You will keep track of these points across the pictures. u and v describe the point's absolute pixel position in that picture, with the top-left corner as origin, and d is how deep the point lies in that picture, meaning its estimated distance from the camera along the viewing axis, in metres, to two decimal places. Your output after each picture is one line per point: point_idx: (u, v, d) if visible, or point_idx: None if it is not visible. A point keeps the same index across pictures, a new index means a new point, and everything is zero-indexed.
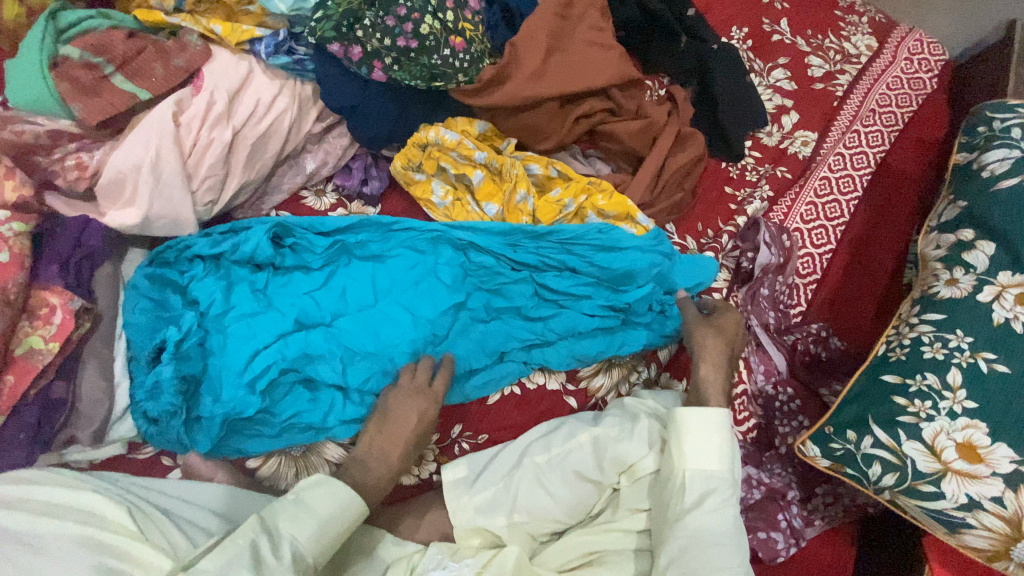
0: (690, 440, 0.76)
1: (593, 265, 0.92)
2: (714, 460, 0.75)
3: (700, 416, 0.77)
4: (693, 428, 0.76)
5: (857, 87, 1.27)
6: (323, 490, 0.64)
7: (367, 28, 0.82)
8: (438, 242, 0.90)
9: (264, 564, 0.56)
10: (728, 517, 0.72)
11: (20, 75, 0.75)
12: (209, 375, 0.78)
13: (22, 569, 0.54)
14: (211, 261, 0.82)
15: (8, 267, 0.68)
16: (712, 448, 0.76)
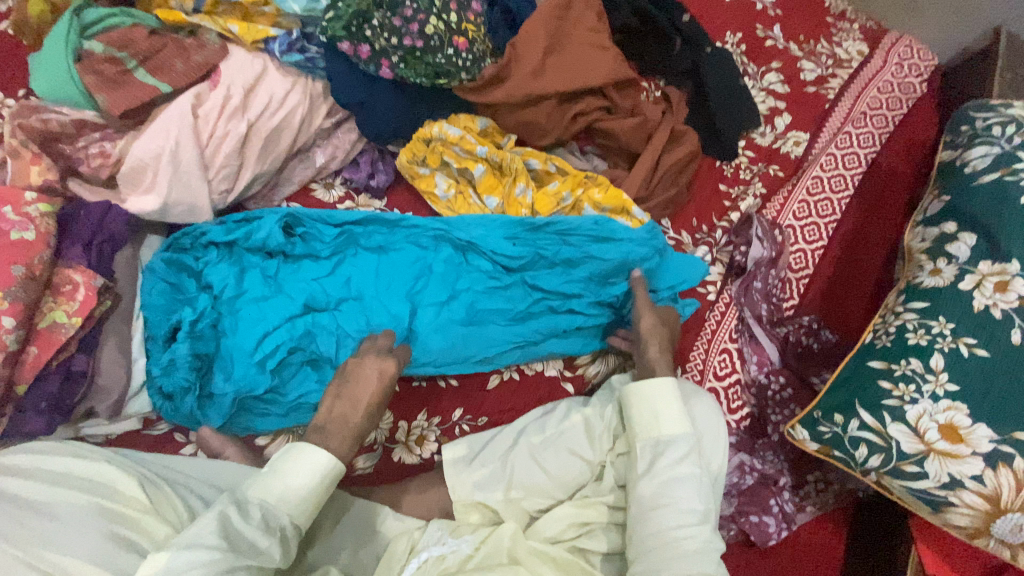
0: (641, 409, 0.81)
1: (589, 256, 0.95)
2: (669, 426, 0.79)
3: (651, 385, 0.81)
4: (646, 397, 0.81)
5: (848, 91, 1.31)
6: (288, 456, 0.63)
7: (376, 28, 0.87)
8: (440, 237, 0.94)
9: (233, 529, 0.56)
10: (685, 478, 0.75)
11: (47, 68, 0.80)
12: (222, 354, 0.81)
13: (39, 539, 0.54)
14: (225, 248, 0.86)
15: (36, 244, 0.71)
16: (665, 414, 0.80)
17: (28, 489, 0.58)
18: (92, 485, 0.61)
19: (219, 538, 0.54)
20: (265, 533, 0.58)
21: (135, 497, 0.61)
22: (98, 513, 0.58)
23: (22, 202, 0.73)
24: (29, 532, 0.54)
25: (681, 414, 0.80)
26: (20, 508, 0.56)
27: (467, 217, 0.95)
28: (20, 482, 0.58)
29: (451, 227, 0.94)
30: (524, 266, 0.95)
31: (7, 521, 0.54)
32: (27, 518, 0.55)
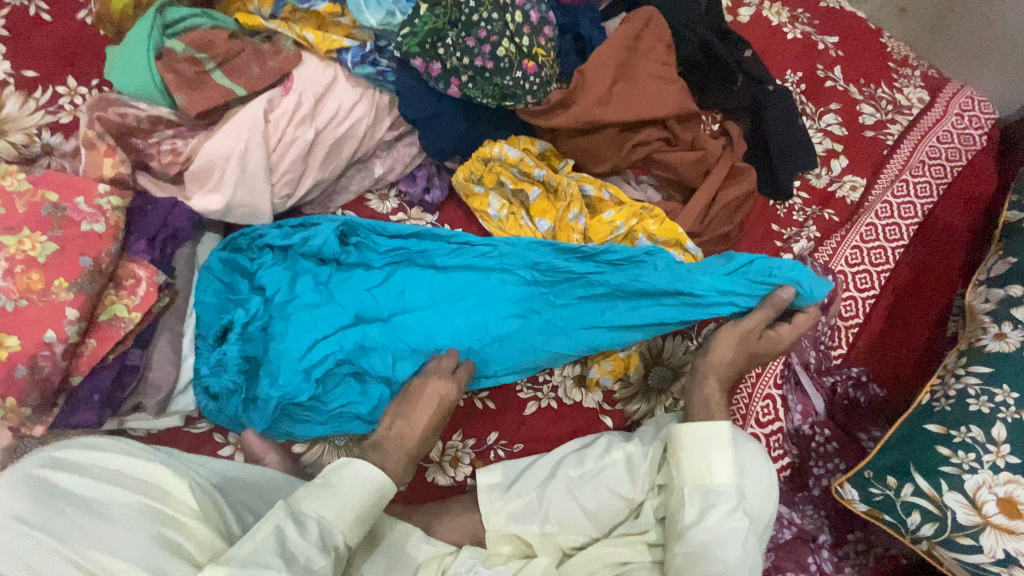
0: (695, 452, 0.78)
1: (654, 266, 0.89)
2: (721, 475, 0.76)
3: (706, 428, 0.79)
4: (701, 440, 0.78)
5: (907, 138, 1.28)
6: (341, 471, 0.66)
7: (449, 46, 0.87)
8: (493, 257, 0.91)
9: (291, 547, 0.57)
10: (733, 532, 0.72)
11: (127, 63, 0.82)
12: (269, 358, 0.82)
13: (89, 533, 0.55)
14: (280, 252, 0.87)
15: (103, 238, 0.72)
16: (716, 461, 0.77)
17: (82, 485, 0.59)
18: (142, 486, 0.62)
19: (279, 558, 0.55)
20: (322, 551, 0.59)
21: (186, 501, 0.62)
22: (148, 514, 0.59)
23: (94, 193, 0.74)
24: (81, 530, 0.55)
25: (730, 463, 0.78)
26: (74, 505, 0.57)
27: (513, 241, 0.92)
28: (74, 478, 0.59)
29: (494, 251, 0.91)
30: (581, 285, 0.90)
31: (59, 518, 0.55)
32: (80, 516, 0.56)
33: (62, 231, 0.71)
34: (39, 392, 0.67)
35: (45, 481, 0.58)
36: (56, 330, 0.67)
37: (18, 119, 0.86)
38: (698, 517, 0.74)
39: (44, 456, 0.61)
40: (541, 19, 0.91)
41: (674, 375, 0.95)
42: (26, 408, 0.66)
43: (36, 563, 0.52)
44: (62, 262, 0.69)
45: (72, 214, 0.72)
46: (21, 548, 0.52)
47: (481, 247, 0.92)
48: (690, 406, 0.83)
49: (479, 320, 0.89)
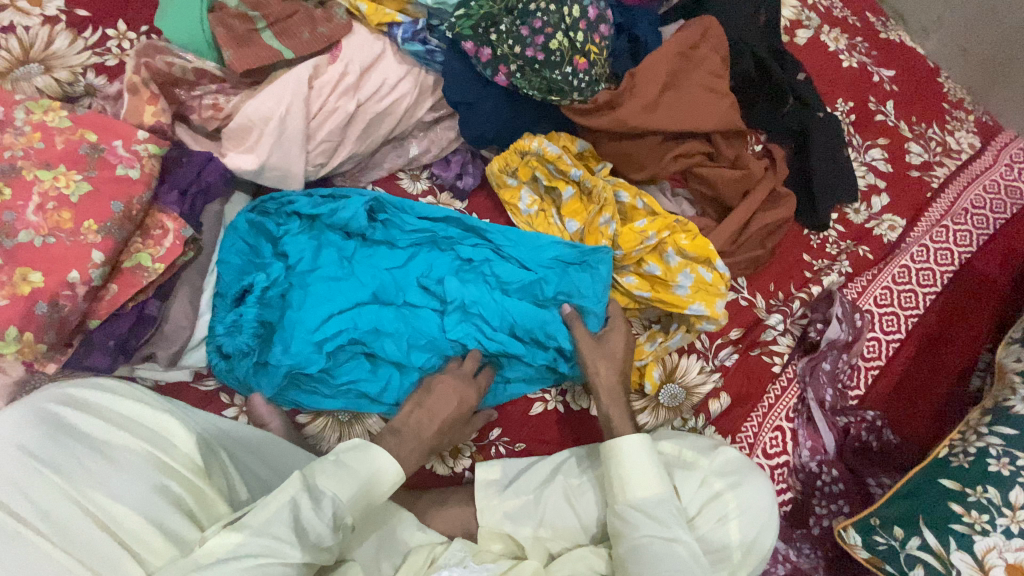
0: (614, 468, 0.74)
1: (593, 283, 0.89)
2: (644, 490, 0.71)
3: (621, 446, 0.74)
4: (615, 458, 0.74)
5: (953, 183, 1.24)
6: (355, 451, 0.64)
7: (502, 33, 0.85)
8: (509, 247, 0.90)
9: (303, 521, 0.57)
10: (655, 551, 0.68)
11: (178, 11, 0.81)
12: (284, 325, 0.81)
13: (96, 476, 0.57)
14: (307, 220, 0.86)
15: (137, 184, 0.72)
16: (636, 477, 0.72)
17: (95, 427, 0.60)
18: (151, 435, 0.63)
19: (291, 531, 0.55)
20: (332, 531, 0.59)
21: (191, 457, 0.64)
22: (155, 465, 0.61)
23: (133, 138, 0.73)
24: (88, 473, 0.57)
25: (656, 477, 0.72)
26: (86, 447, 0.59)
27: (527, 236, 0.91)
28: (89, 419, 0.61)
29: (510, 242, 0.90)
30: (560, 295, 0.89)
31: (69, 457, 0.57)
32: (89, 459, 0.58)
33: (97, 172, 0.70)
34: (56, 331, 0.67)
35: (60, 418, 0.60)
36: (80, 271, 0.67)
37: (66, 57, 0.86)
38: (619, 534, 0.71)
39: (61, 393, 0.62)
40: (599, 16, 0.89)
41: (687, 393, 0.99)
42: (43, 345, 0.66)
43: (40, 499, 0.55)
44: (94, 203, 0.69)
45: (110, 157, 0.71)
46: (27, 482, 0.55)
47: (499, 234, 0.90)
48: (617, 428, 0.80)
49: (486, 311, 0.86)
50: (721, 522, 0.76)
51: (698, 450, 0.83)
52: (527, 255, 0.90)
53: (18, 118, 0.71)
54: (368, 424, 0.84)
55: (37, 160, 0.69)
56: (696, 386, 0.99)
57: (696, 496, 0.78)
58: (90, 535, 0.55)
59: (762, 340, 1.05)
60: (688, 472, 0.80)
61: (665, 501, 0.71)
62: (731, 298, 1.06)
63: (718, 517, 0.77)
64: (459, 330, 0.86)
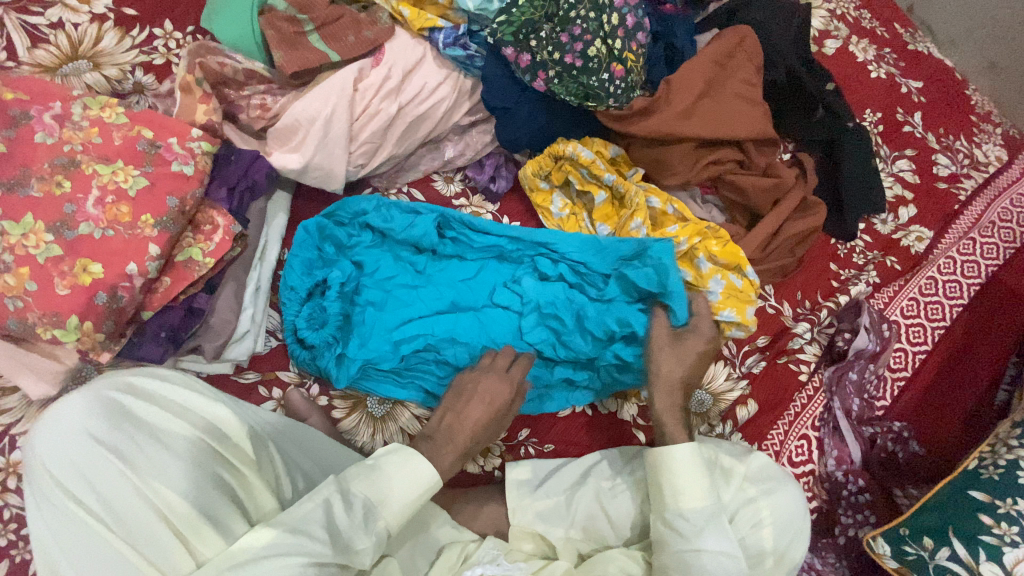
0: (658, 476, 0.74)
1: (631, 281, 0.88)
2: (691, 499, 0.72)
3: (669, 454, 0.74)
4: (663, 467, 0.74)
5: (981, 196, 1.24)
6: (393, 456, 0.65)
7: (542, 39, 0.86)
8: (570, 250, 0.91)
9: (338, 523, 0.59)
10: (699, 560, 0.68)
11: (230, 13, 0.84)
12: (365, 324, 0.86)
13: (155, 464, 0.59)
14: (378, 233, 0.90)
15: (191, 180, 0.74)
16: (683, 486, 0.73)
17: (153, 414, 0.62)
18: (203, 424, 0.64)
19: (324, 532, 0.57)
20: (365, 534, 0.60)
21: (243, 449, 0.66)
22: (209, 454, 0.62)
23: (187, 136, 0.75)
24: (147, 461, 0.59)
25: (704, 487, 0.73)
26: (145, 435, 0.60)
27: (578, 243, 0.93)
28: (148, 406, 0.62)
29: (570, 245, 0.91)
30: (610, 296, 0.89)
31: (130, 444, 0.59)
32: (149, 447, 0.60)
33: (154, 168, 0.72)
34: (114, 321, 0.69)
35: (121, 405, 0.61)
36: (137, 264, 0.69)
37: (114, 55, 0.89)
38: (663, 541, 0.72)
39: (121, 381, 0.63)
40: (637, 24, 0.90)
41: (714, 399, 1.00)
42: (100, 334, 0.69)
43: (102, 485, 0.57)
44: (150, 198, 0.71)
45: (166, 153, 0.73)
46: (93, 467, 0.57)
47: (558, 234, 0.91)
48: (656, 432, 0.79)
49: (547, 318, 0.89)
50: (756, 528, 0.77)
51: (734, 457, 0.82)
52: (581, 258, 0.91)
53: (76, 113, 0.73)
54: (400, 421, 0.86)
55: (96, 155, 0.71)
56: (723, 391, 1.01)
57: (733, 501, 0.78)
58: (147, 524, 0.56)
59: (789, 348, 1.05)
60: (724, 478, 0.80)
61: (711, 510, 0.72)
62: (759, 306, 1.07)
63: (752, 523, 0.77)
64: (537, 334, 0.89)
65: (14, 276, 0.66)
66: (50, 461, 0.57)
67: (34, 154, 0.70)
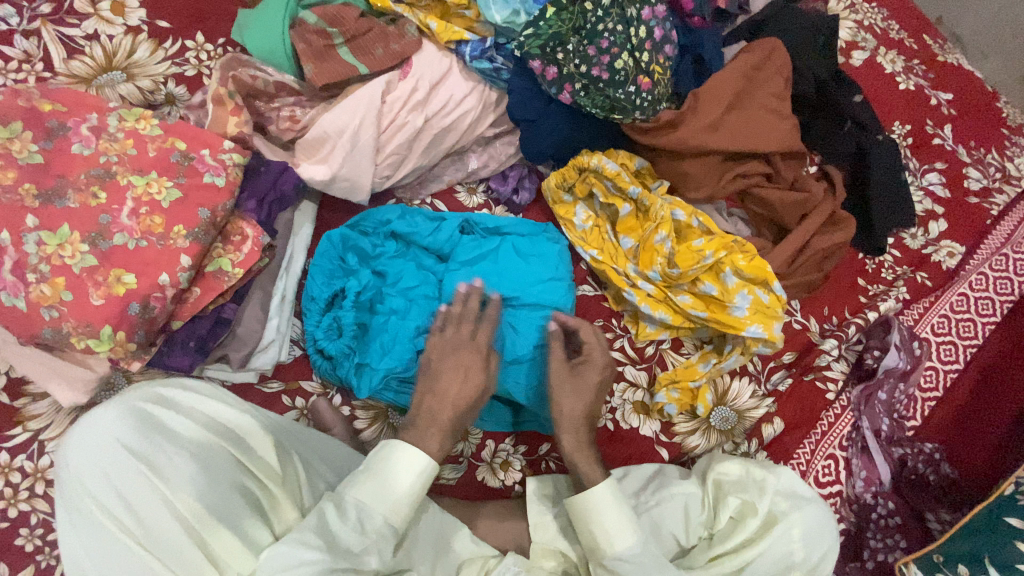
0: (585, 524, 0.71)
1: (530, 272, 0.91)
2: (617, 539, 0.68)
3: (588, 499, 0.71)
4: (585, 511, 0.71)
5: (1014, 211, 1.21)
6: (382, 455, 0.63)
7: (569, 53, 0.86)
8: (529, 257, 0.92)
9: (331, 527, 0.58)
10: None
11: (262, 26, 0.85)
12: (382, 331, 0.85)
13: (183, 475, 0.59)
14: (402, 242, 0.91)
15: (222, 192, 0.75)
16: (609, 527, 0.69)
17: (185, 427, 0.62)
18: (233, 436, 0.65)
19: (317, 538, 0.56)
20: (361, 535, 0.59)
21: (268, 460, 0.66)
22: (235, 466, 0.63)
23: (219, 148, 0.76)
24: (177, 471, 0.59)
25: (631, 521, 0.70)
26: (174, 445, 0.61)
27: (560, 251, 0.92)
28: (178, 418, 0.62)
29: (533, 255, 0.92)
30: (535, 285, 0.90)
31: (160, 455, 0.59)
32: (178, 457, 0.60)
33: (186, 179, 0.73)
34: (145, 330, 0.70)
35: (151, 416, 0.61)
36: (169, 274, 0.70)
37: (148, 66, 0.91)
38: None
39: (152, 392, 0.63)
40: (664, 37, 0.90)
41: (738, 416, 0.98)
42: (132, 344, 0.70)
43: (130, 496, 0.57)
44: (183, 209, 0.72)
45: (198, 165, 0.74)
46: (123, 476, 0.57)
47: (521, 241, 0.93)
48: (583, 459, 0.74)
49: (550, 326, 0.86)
50: (785, 540, 0.74)
51: (762, 466, 0.81)
52: (554, 265, 0.90)
53: (112, 125, 0.74)
54: None
55: (131, 166, 0.72)
56: (747, 409, 0.99)
57: (760, 510, 0.77)
58: (174, 536, 0.57)
59: (816, 365, 1.03)
60: (753, 490, 0.79)
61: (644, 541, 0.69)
62: (786, 321, 1.05)
63: (781, 535, 0.74)
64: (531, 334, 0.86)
65: (50, 286, 0.67)
66: (80, 470, 0.57)
67: (70, 165, 0.71)
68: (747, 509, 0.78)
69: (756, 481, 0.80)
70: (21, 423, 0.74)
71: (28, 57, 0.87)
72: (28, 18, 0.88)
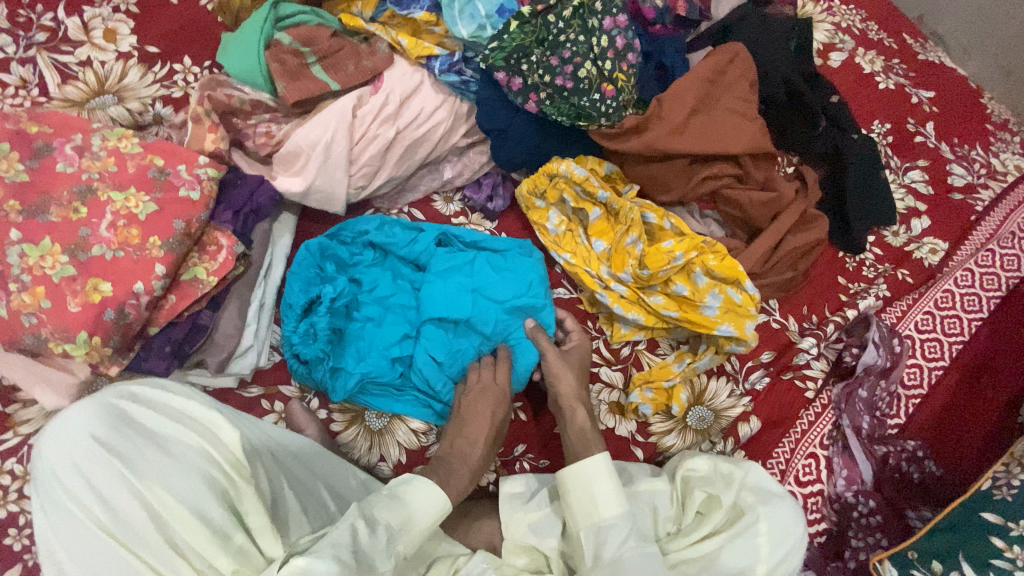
0: (578, 493, 0.74)
1: (508, 286, 0.92)
2: (609, 508, 0.72)
3: (584, 467, 0.74)
4: (578, 481, 0.74)
5: (999, 206, 1.20)
6: (410, 484, 0.67)
7: (533, 64, 0.89)
8: (503, 272, 0.93)
9: (362, 546, 0.58)
10: (626, 563, 0.67)
11: (240, 49, 0.89)
12: (359, 337, 0.89)
13: (152, 464, 0.63)
14: (380, 252, 0.94)
15: (197, 205, 0.79)
16: (601, 496, 0.73)
17: (155, 422, 0.67)
18: (201, 429, 0.68)
19: (351, 552, 0.56)
20: (388, 556, 0.59)
21: (234, 451, 0.69)
22: (202, 456, 0.66)
23: (195, 163, 0.80)
24: (145, 461, 0.63)
25: (621, 494, 0.73)
26: (144, 438, 0.65)
27: (535, 264, 0.94)
28: (150, 414, 0.67)
29: (513, 272, 0.93)
30: (516, 300, 0.91)
31: (130, 446, 0.63)
32: (147, 449, 0.64)
33: (163, 193, 0.77)
34: (120, 336, 0.74)
35: (124, 413, 0.66)
36: (144, 283, 0.74)
37: (137, 89, 0.96)
38: (594, 558, 0.69)
39: (125, 391, 0.68)
40: (627, 46, 0.91)
41: (715, 416, 0.98)
42: (108, 349, 0.73)
43: (99, 485, 0.60)
44: (159, 221, 0.76)
45: (174, 180, 0.78)
46: (93, 468, 0.60)
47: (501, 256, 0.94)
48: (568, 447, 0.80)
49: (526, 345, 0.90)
50: (749, 540, 0.74)
51: (731, 463, 0.82)
52: (529, 283, 0.92)
53: (96, 144, 0.78)
54: (397, 435, 0.88)
55: (112, 182, 0.77)
56: (725, 408, 0.99)
57: (726, 505, 0.78)
58: (138, 522, 0.59)
59: (795, 364, 1.03)
60: (722, 486, 0.80)
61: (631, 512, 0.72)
62: (762, 320, 1.06)
63: (745, 534, 0.74)
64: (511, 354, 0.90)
65: (31, 295, 0.71)
66: (53, 463, 0.61)
67: (55, 183, 0.75)
68: (713, 502, 0.79)
69: (725, 477, 0.81)
70: (12, 428, 0.78)
71: (25, 83, 0.93)
72: (25, 46, 0.94)
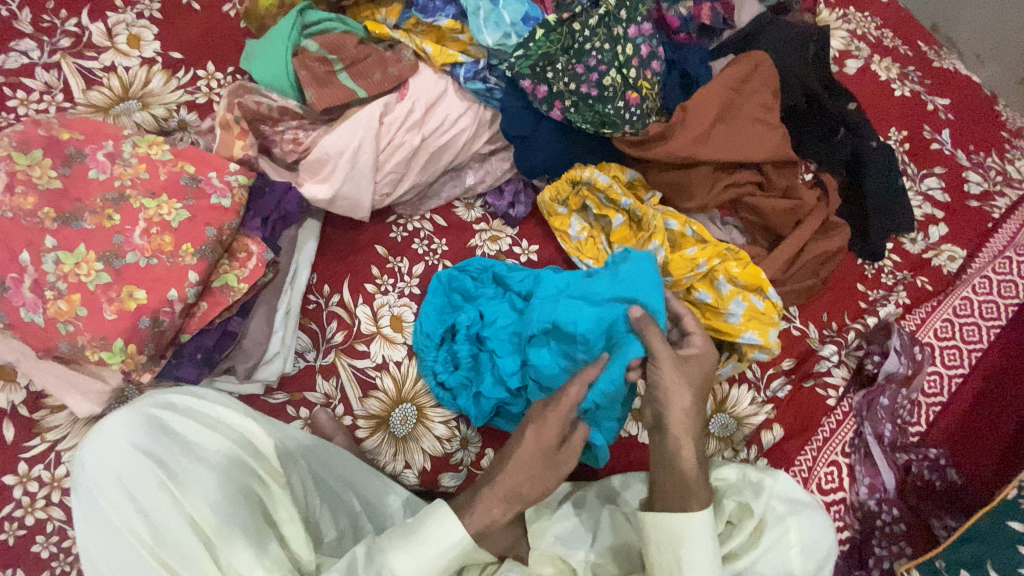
0: (665, 544, 0.68)
1: (602, 286, 0.82)
2: (696, 569, 0.67)
3: (678, 521, 0.67)
4: (665, 532, 0.68)
5: (1016, 213, 1.20)
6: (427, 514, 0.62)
7: (558, 71, 0.89)
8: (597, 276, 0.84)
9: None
10: None
11: (267, 56, 0.90)
12: (490, 367, 0.87)
13: (190, 474, 0.63)
14: (501, 286, 0.93)
15: (228, 212, 0.79)
16: (690, 555, 0.67)
17: (191, 430, 0.66)
18: (237, 438, 0.69)
19: None
20: None
21: (270, 460, 0.70)
22: (238, 466, 0.66)
23: (226, 170, 0.80)
24: (183, 471, 0.63)
25: (712, 552, 0.68)
26: (181, 448, 0.65)
27: (649, 265, 0.82)
28: (185, 422, 0.67)
29: (623, 281, 0.81)
30: (615, 298, 0.80)
31: (168, 456, 0.63)
32: (185, 458, 0.64)
33: (194, 201, 0.78)
34: (154, 343, 0.74)
35: (161, 421, 0.66)
36: (178, 290, 0.74)
37: (161, 95, 0.96)
38: None
39: (161, 399, 0.68)
40: (651, 53, 0.92)
41: (738, 423, 0.99)
42: (142, 356, 0.73)
43: (140, 496, 0.60)
44: (191, 228, 0.76)
45: (206, 187, 0.79)
46: (133, 478, 0.61)
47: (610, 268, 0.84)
48: (658, 478, 0.71)
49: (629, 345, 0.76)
50: (783, 549, 0.75)
51: (760, 470, 0.82)
52: (637, 281, 0.80)
53: (126, 151, 0.79)
54: (422, 443, 0.87)
55: (143, 189, 0.77)
56: (747, 416, 0.99)
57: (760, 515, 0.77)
58: (181, 534, 0.60)
59: (815, 372, 1.03)
60: (754, 493, 0.79)
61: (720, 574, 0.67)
62: (784, 328, 1.06)
63: (779, 543, 0.75)
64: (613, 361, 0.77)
65: (66, 302, 0.72)
66: (95, 472, 0.62)
67: (87, 190, 0.76)
68: (744, 510, 0.78)
69: (755, 484, 0.80)
70: (39, 434, 0.78)
71: (49, 89, 0.93)
72: (49, 52, 0.94)
